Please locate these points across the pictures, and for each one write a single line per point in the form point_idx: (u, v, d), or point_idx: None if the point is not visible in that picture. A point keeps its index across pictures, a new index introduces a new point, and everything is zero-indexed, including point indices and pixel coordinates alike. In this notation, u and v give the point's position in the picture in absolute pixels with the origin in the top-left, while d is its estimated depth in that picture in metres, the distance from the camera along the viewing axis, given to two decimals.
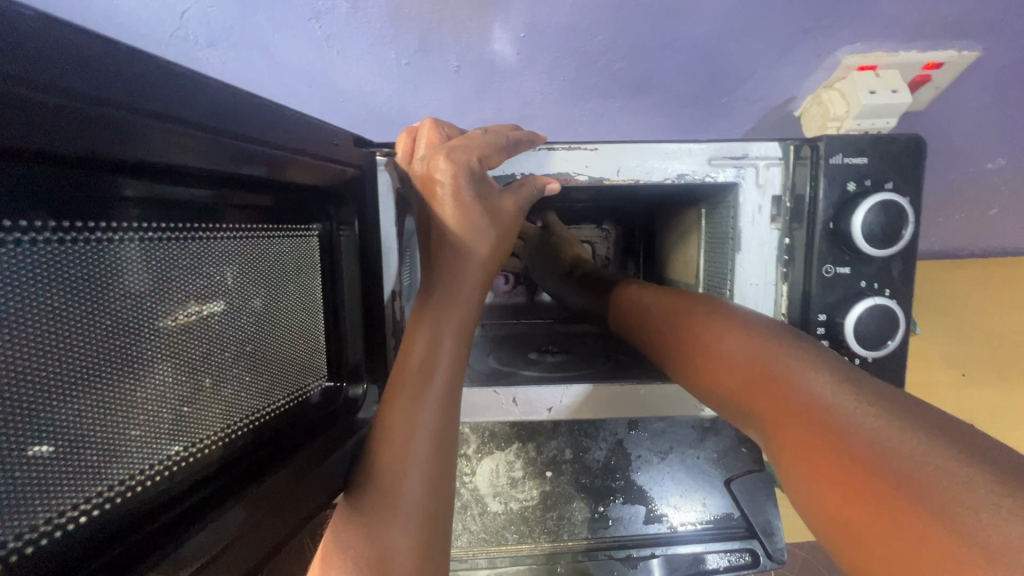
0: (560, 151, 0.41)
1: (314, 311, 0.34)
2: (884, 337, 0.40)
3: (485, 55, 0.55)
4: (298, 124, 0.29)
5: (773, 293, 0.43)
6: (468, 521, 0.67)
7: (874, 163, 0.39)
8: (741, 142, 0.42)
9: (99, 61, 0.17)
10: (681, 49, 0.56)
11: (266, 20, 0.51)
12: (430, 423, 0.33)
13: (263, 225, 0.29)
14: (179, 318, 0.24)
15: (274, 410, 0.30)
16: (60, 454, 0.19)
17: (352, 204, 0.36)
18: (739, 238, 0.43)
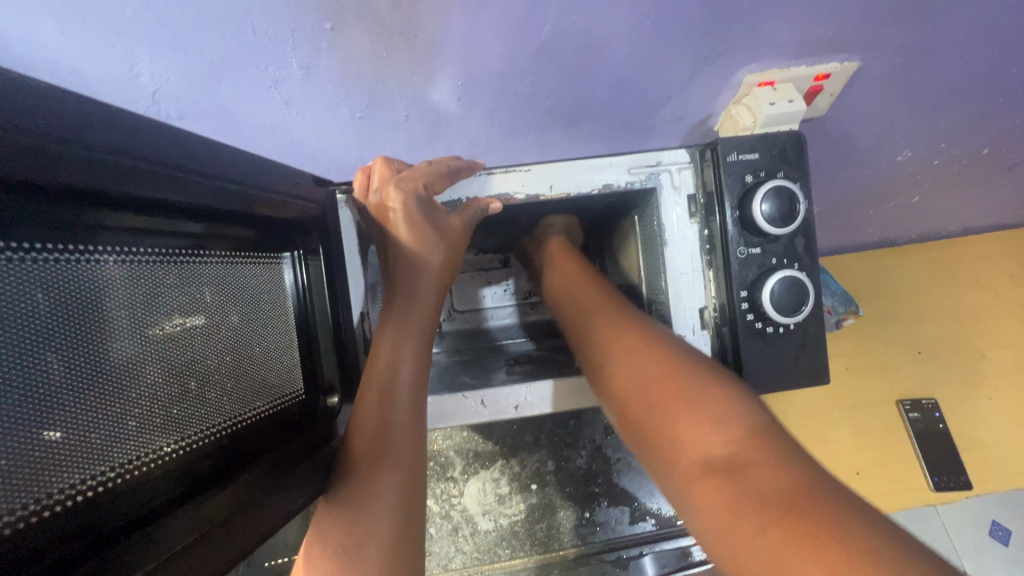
0: (497, 174, 0.47)
1: (285, 328, 0.38)
2: (799, 303, 0.46)
3: (429, 103, 0.58)
4: (262, 170, 0.34)
5: (701, 279, 0.49)
6: (460, 542, 0.69)
7: (765, 157, 0.46)
8: (654, 151, 0.48)
9: (89, 117, 0.22)
10: (604, 85, 0.60)
11: (232, 94, 0.53)
12: (398, 427, 0.39)
13: (232, 252, 0.33)
14: (164, 328, 0.29)
15: (253, 413, 0.34)
16: (70, 438, 0.23)
17: (316, 234, 0.41)
18: (665, 236, 0.49)
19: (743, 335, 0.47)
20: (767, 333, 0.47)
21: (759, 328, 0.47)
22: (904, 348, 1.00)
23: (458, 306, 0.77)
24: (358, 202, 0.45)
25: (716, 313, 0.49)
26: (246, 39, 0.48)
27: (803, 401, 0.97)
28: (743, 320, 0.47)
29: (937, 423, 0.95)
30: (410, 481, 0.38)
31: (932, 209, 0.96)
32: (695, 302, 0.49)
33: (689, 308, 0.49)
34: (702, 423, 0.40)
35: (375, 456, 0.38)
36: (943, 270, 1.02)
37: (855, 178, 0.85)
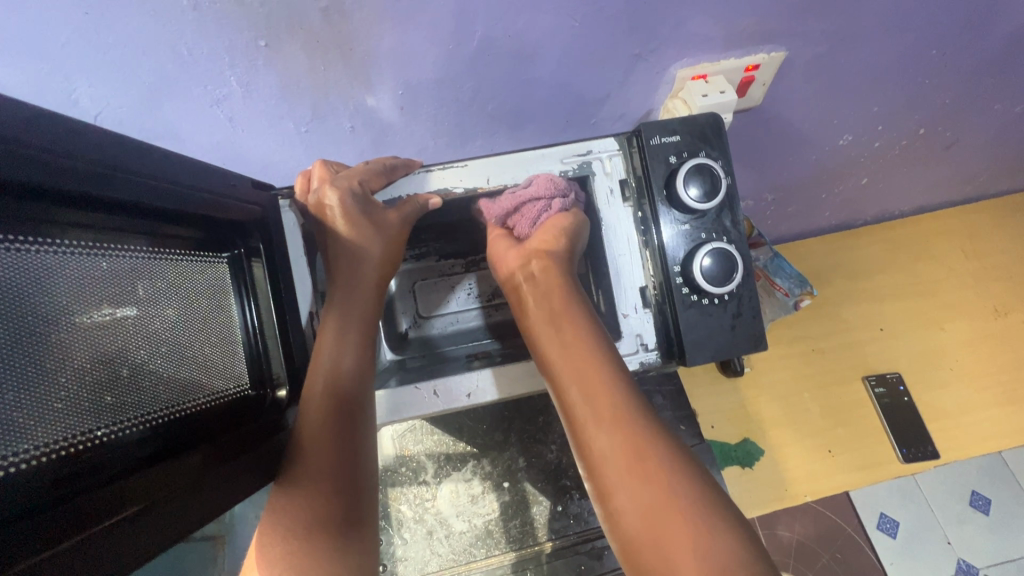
0: (435, 171, 0.51)
1: (226, 325, 0.40)
2: (730, 273, 0.49)
3: (373, 113, 0.60)
4: (196, 174, 0.35)
5: (639, 258, 0.51)
6: (435, 545, 0.68)
7: (685, 139, 0.50)
8: (584, 141, 0.52)
9: (14, 116, 0.24)
10: (542, 87, 0.62)
11: (174, 114, 0.55)
12: (344, 426, 0.42)
13: (170, 249, 0.35)
14: (95, 316, 0.30)
15: (187, 402, 0.35)
16: (2, 414, 0.24)
17: (257, 235, 0.43)
18: (602, 220, 0.52)
19: (681, 308, 0.50)
20: (703, 304, 0.50)
21: (695, 300, 0.50)
22: (865, 326, 1.03)
23: (424, 312, 0.79)
24: (299, 204, 0.48)
25: (656, 291, 0.51)
26: (183, 60, 0.50)
27: (771, 383, 0.99)
28: (679, 294, 0.50)
29: (902, 396, 0.98)
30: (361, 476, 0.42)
31: (879, 190, 0.99)
32: (636, 281, 0.51)
33: (629, 287, 0.51)
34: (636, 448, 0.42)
35: (323, 457, 0.40)
36: (896, 248, 1.06)
37: (801, 163, 0.88)
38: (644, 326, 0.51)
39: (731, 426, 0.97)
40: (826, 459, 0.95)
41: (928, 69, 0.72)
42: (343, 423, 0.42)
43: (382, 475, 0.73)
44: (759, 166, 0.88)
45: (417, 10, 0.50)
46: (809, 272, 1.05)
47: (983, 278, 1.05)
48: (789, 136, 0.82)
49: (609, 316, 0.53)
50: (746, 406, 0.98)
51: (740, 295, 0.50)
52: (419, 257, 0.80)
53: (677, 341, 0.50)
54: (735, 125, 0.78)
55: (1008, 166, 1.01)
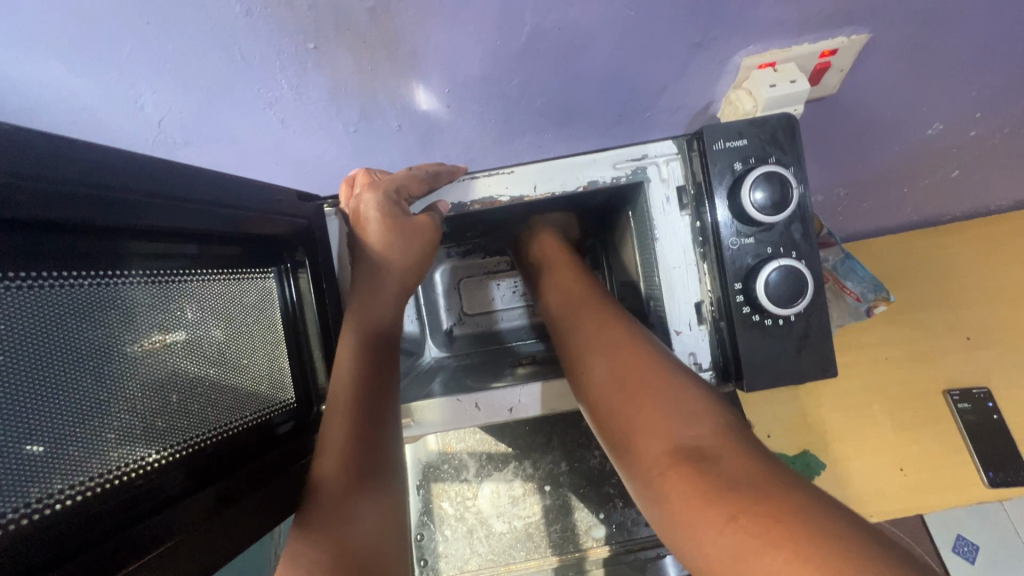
0: (481, 178, 0.50)
1: (275, 338, 0.42)
2: (796, 294, 0.45)
3: (419, 113, 0.59)
4: (235, 189, 0.36)
5: (695, 272, 0.49)
6: (476, 544, 0.69)
7: (753, 143, 0.46)
8: (639, 144, 0.49)
9: (55, 151, 0.25)
10: (594, 81, 0.59)
11: (230, 118, 0.56)
12: (366, 437, 0.43)
13: (216, 271, 0.37)
14: (145, 345, 0.32)
15: (237, 421, 0.37)
16: (59, 449, 0.26)
17: (302, 248, 0.45)
18: (656, 229, 0.49)
19: (740, 328, 0.47)
20: (765, 325, 0.46)
21: (757, 321, 0.47)
22: (950, 335, 0.93)
23: (468, 311, 0.79)
24: (343, 211, 0.50)
25: (712, 308, 0.48)
26: (236, 66, 0.51)
27: (836, 394, 0.92)
28: (739, 313, 0.47)
29: (991, 414, 0.88)
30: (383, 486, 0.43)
31: (974, 184, 0.89)
32: (690, 296, 0.49)
33: (683, 302, 0.49)
34: (709, 468, 0.38)
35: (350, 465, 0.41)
36: (991, 248, 0.95)
37: (882, 155, 0.80)
38: (698, 344, 0.49)
39: (790, 437, 0.91)
40: (896, 478, 0.88)
41: None
42: (366, 436, 0.43)
43: (425, 471, 0.72)
44: (831, 159, 0.81)
45: (463, 6, 0.48)
46: (885, 274, 0.96)
47: None
48: (867, 126, 0.74)
49: (660, 330, 0.52)
50: (808, 416, 0.92)
51: (807, 316, 0.46)
52: (463, 254, 0.79)
53: (733, 362, 0.47)
54: (805, 115, 0.72)
55: None
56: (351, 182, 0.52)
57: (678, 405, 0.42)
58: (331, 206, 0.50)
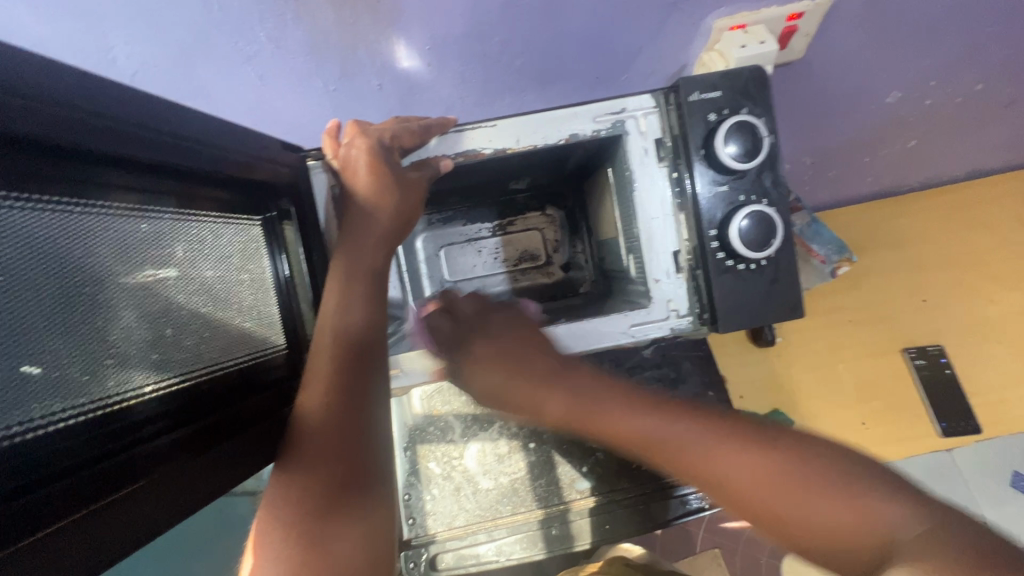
0: (467, 131, 0.52)
1: (263, 286, 0.44)
2: (768, 238, 0.48)
3: (400, 72, 0.59)
4: (220, 131, 0.37)
5: (673, 222, 0.51)
6: (463, 500, 0.71)
7: (726, 95, 0.48)
8: (619, 98, 0.50)
9: (56, 75, 0.25)
10: (571, 42, 0.60)
11: (207, 75, 0.55)
12: (354, 383, 0.42)
13: (209, 214, 0.38)
14: (137, 277, 0.33)
15: (228, 361, 0.39)
16: (57, 370, 0.27)
17: (286, 197, 0.46)
18: (636, 181, 0.51)
19: (716, 273, 0.49)
20: (739, 270, 0.49)
21: (731, 267, 0.50)
22: (908, 297, 0.98)
23: (450, 277, 0.79)
24: (329, 163, 0.50)
25: (689, 256, 0.51)
26: (213, 16, 0.50)
27: (804, 354, 0.97)
28: (714, 258, 0.49)
29: (944, 369, 0.94)
30: (368, 457, 0.40)
31: (930, 152, 0.94)
32: (669, 246, 0.51)
33: (663, 252, 0.51)
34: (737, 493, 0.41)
35: (323, 424, 0.40)
36: (944, 214, 1.01)
37: (846, 122, 0.84)
38: (676, 292, 0.51)
39: (762, 396, 0.96)
40: (859, 431, 0.94)
41: (988, 15, 0.67)
42: (355, 378, 0.42)
43: (411, 433, 0.74)
44: (799, 127, 0.84)
45: None
46: (850, 240, 1.01)
47: None
48: (832, 93, 0.77)
49: (640, 281, 0.54)
50: (778, 376, 0.96)
51: (778, 260, 0.49)
52: (445, 221, 0.79)
53: (709, 307, 0.51)
54: (774, 81, 0.74)
55: None
56: (334, 132, 0.52)
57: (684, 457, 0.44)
58: (314, 160, 0.51)
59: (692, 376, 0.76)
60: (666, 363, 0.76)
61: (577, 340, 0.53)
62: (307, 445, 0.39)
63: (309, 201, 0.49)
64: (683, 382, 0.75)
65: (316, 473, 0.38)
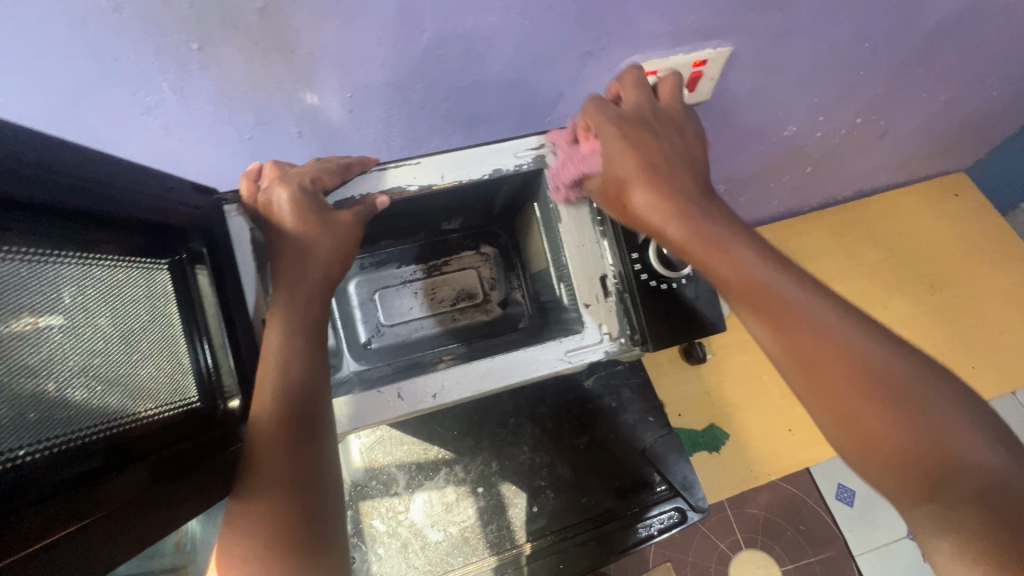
0: (390, 169, 0.52)
1: (174, 333, 0.40)
2: (682, 257, 0.54)
3: (321, 119, 0.57)
4: (119, 173, 0.34)
5: (598, 248, 0.55)
6: (411, 558, 0.67)
7: None
8: (536, 136, 0.56)
9: None
10: (494, 87, 0.61)
11: (101, 125, 0.51)
12: (303, 429, 0.42)
13: (106, 254, 0.35)
14: (14, 326, 0.29)
15: (126, 416, 0.35)
16: None
17: (199, 238, 0.42)
18: (559, 210, 0.55)
19: (642, 294, 0.53)
20: (661, 289, 0.54)
21: (654, 286, 0.54)
22: None
23: (386, 321, 0.77)
24: (247, 208, 0.48)
25: (616, 281, 0.54)
26: (105, 65, 0.46)
27: (732, 368, 1.02)
28: (639, 280, 0.53)
29: None
30: (328, 491, 0.42)
31: (824, 176, 1.04)
32: (596, 271, 0.54)
33: (591, 276, 0.54)
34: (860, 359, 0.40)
35: (273, 479, 0.40)
36: (838, 232, 1.12)
37: (751, 154, 0.91)
38: (608, 315, 0.53)
39: (698, 412, 0.99)
40: (788, 438, 0.99)
41: (860, 61, 0.76)
42: (303, 425, 0.42)
43: (351, 491, 0.70)
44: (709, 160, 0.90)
45: (359, 10, 0.47)
46: None
47: (918, 255, 1.12)
48: (736, 130, 0.84)
49: (573, 307, 0.56)
50: (710, 392, 1.01)
51: (694, 278, 0.55)
52: (378, 264, 0.78)
53: (638, 329, 0.53)
54: None
55: (934, 150, 1.08)
56: (254, 175, 0.49)
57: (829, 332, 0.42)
58: (231, 207, 0.48)
59: (633, 404, 0.77)
60: (607, 393, 0.77)
61: (518, 372, 0.51)
62: (260, 498, 0.40)
63: (226, 248, 0.45)
64: (624, 410, 0.77)
65: (269, 524, 0.39)
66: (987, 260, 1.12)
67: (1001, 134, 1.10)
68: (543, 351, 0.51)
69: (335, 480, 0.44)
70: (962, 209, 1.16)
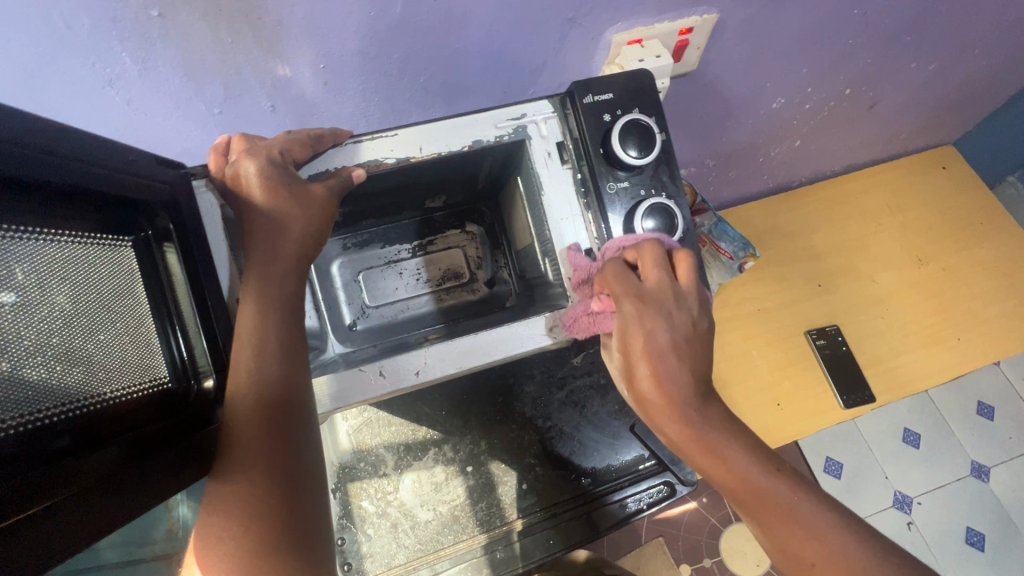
0: (365, 142, 0.51)
1: (142, 313, 0.38)
2: (669, 229, 0.53)
3: (294, 92, 0.55)
4: (76, 145, 0.33)
5: (581, 222, 0.54)
6: (401, 538, 0.67)
7: (619, 96, 0.54)
8: (518, 105, 0.54)
9: None
10: (474, 57, 0.59)
11: (60, 98, 0.49)
12: (280, 412, 0.41)
13: (59, 231, 0.33)
14: None
15: (89, 398, 0.34)
16: None
17: (165, 214, 0.40)
18: (541, 182, 0.54)
19: None
20: None
21: None
22: (805, 283, 1.07)
23: (371, 303, 0.76)
24: (216, 182, 0.46)
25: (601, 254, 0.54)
26: (60, 34, 0.43)
27: (721, 344, 1.02)
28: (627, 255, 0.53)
29: (842, 346, 1.02)
30: (307, 471, 0.42)
31: (812, 150, 1.03)
32: (581, 245, 0.53)
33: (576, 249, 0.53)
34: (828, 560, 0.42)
35: (252, 459, 0.39)
36: (827, 206, 1.12)
37: (739, 128, 0.90)
38: None
39: None
40: (776, 412, 0.99)
41: (849, 30, 0.75)
42: (280, 407, 0.41)
43: (339, 473, 0.69)
44: (696, 134, 0.89)
45: None
46: (751, 234, 1.09)
47: (906, 228, 1.12)
48: (724, 102, 0.83)
49: (557, 283, 0.55)
50: None
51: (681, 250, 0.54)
52: (361, 244, 0.77)
53: None
54: (674, 90, 0.78)
55: (923, 122, 1.07)
56: (222, 148, 0.47)
57: (793, 533, 0.44)
58: (201, 182, 0.46)
59: None
60: (596, 370, 0.77)
61: (502, 347, 0.51)
62: (237, 480, 0.39)
63: (195, 223, 0.43)
64: (613, 387, 0.76)
65: (246, 506, 0.38)
66: (972, 232, 1.12)
67: (989, 106, 1.09)
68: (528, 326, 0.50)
69: (317, 459, 0.43)
70: (949, 183, 1.16)
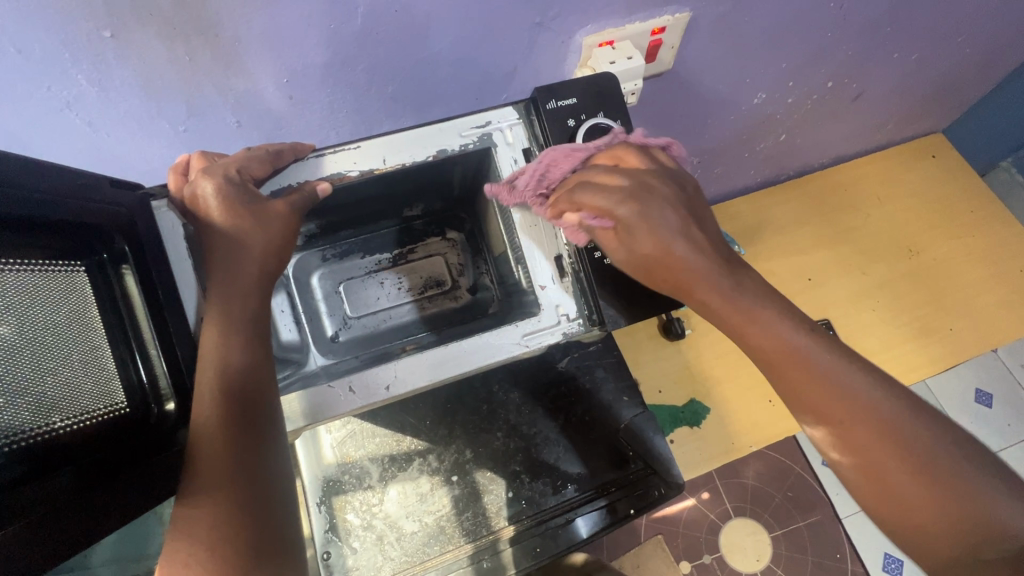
0: (327, 155, 0.50)
1: (92, 339, 0.37)
2: None
3: (259, 107, 0.55)
4: (28, 173, 0.32)
5: (552, 229, 0.53)
6: (387, 550, 0.67)
7: (583, 100, 0.54)
8: (482, 113, 0.54)
9: None
10: (443, 65, 0.59)
11: (17, 121, 0.48)
12: (245, 433, 0.41)
13: (5, 260, 0.32)
14: None
15: (35, 430, 0.33)
16: None
17: (120, 236, 0.40)
18: (507, 191, 0.54)
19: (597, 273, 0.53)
20: None
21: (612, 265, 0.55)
22: (794, 277, 1.06)
23: (353, 313, 0.75)
24: (176, 202, 0.46)
25: (571, 261, 0.53)
26: (12, 58, 0.43)
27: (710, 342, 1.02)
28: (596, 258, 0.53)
29: None
30: (273, 493, 0.41)
31: (797, 144, 1.02)
32: (551, 251, 0.53)
33: (545, 256, 0.53)
34: None
35: (216, 481, 0.39)
36: (814, 200, 1.11)
37: (721, 124, 0.89)
38: (562, 297, 0.52)
39: (678, 388, 0.99)
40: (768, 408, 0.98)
41: (827, 23, 0.74)
42: (245, 429, 0.41)
43: (325, 488, 0.69)
44: (677, 132, 0.89)
45: None
46: (738, 231, 1.08)
47: (895, 219, 1.11)
48: (703, 100, 0.82)
49: (530, 290, 0.55)
50: (689, 366, 1.00)
51: None
52: (340, 255, 0.76)
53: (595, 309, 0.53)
54: (651, 90, 0.77)
55: (908, 112, 1.07)
56: (182, 168, 0.47)
57: None
58: (161, 204, 0.46)
59: (606, 383, 0.77)
60: (581, 374, 0.77)
61: (475, 359, 0.50)
62: (202, 503, 0.38)
63: (156, 245, 0.43)
64: (599, 390, 0.76)
65: (211, 531, 0.37)
66: (962, 221, 1.11)
67: (975, 94, 1.08)
68: (498, 336, 0.50)
69: (284, 480, 0.42)
70: (937, 172, 1.15)
